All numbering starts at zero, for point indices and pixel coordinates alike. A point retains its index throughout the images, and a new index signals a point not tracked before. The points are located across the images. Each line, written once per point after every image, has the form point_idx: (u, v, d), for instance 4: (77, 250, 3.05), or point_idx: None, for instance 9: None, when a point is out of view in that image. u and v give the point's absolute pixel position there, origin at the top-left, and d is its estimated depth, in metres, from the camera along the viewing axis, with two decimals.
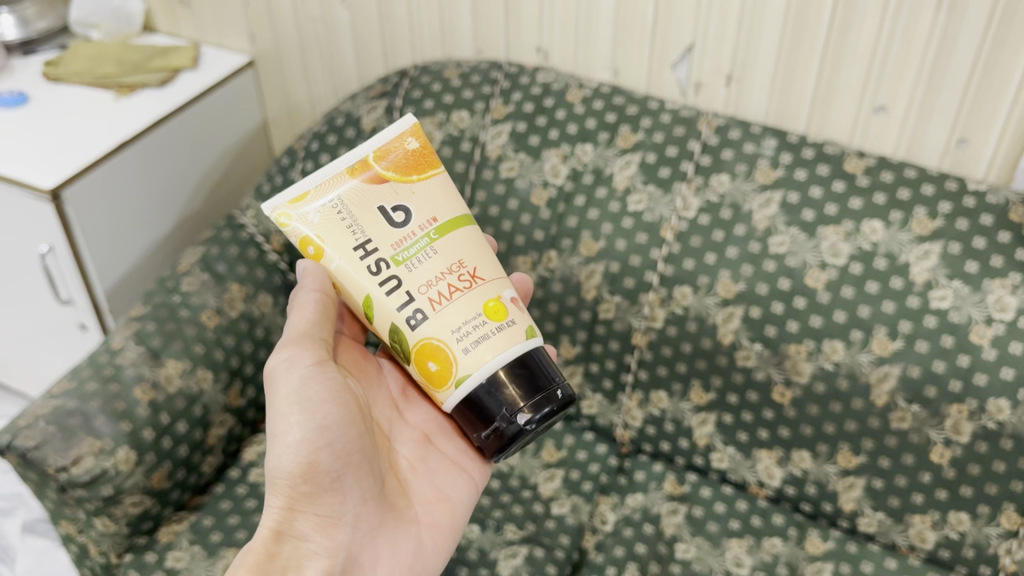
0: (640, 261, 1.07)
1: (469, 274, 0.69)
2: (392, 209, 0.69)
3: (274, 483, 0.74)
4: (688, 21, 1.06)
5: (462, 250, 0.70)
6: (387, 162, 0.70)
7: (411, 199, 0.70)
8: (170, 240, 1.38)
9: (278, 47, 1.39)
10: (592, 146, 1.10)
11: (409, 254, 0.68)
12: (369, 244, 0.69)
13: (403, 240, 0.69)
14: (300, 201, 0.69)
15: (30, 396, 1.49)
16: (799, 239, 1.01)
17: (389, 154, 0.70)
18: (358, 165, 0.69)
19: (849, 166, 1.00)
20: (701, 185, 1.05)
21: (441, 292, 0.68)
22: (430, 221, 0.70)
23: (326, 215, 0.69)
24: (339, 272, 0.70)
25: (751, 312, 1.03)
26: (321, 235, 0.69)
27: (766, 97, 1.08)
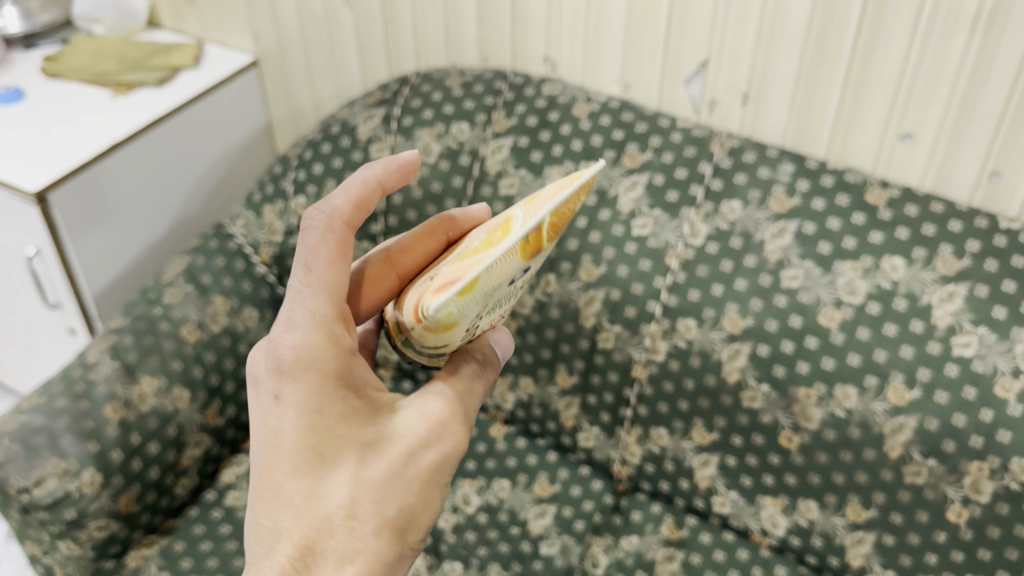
0: (642, 289, 1.00)
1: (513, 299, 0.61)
2: (522, 270, 0.58)
3: (393, 547, 0.55)
4: (703, 35, 0.99)
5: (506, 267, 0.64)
6: (549, 234, 0.57)
7: (533, 266, 0.60)
8: (167, 242, 1.34)
9: (281, 47, 1.34)
10: (597, 164, 1.04)
11: (505, 295, 0.59)
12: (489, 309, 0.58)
13: (512, 291, 0.61)
14: (466, 290, 0.51)
15: (22, 393, 1.44)
16: (814, 273, 0.94)
17: (551, 231, 0.57)
18: (523, 249, 0.55)
19: (871, 198, 0.94)
20: (711, 211, 0.99)
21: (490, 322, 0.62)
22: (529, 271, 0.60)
23: (479, 298, 0.53)
24: (448, 336, 0.56)
25: (758, 350, 0.95)
26: (455, 318, 0.52)
27: (784, 121, 1.00)
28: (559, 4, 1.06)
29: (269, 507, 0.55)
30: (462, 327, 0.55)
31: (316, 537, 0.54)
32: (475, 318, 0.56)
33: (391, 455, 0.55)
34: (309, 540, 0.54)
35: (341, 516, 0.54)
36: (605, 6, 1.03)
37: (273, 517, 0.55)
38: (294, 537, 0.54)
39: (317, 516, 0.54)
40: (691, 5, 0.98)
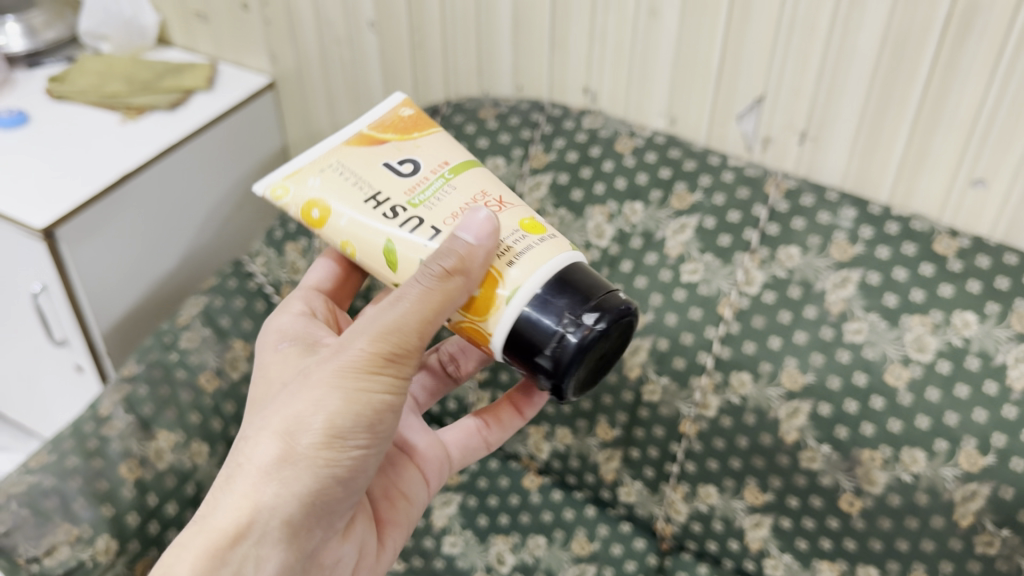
0: (692, 339, 0.95)
1: (496, 200, 0.60)
2: (410, 159, 0.61)
3: (285, 452, 0.57)
4: (759, 70, 0.93)
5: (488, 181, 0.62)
6: (391, 130, 0.63)
7: (449, 159, 0.62)
8: (177, 273, 1.27)
9: (300, 69, 1.27)
10: (642, 204, 0.98)
11: (434, 188, 0.59)
12: (380, 195, 0.59)
13: (453, 188, 0.60)
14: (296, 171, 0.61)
15: (46, 436, 1.38)
16: (879, 328, 0.88)
17: (393, 128, 0.64)
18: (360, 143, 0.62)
19: (940, 247, 0.88)
20: (767, 258, 0.93)
21: None
22: (445, 164, 0.61)
23: (327, 177, 0.60)
24: (351, 228, 0.59)
25: (819, 409, 0.90)
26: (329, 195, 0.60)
27: (844, 162, 0.95)
28: (602, 33, 1.00)
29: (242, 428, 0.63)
30: (355, 209, 0.59)
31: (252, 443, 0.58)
32: (366, 197, 0.59)
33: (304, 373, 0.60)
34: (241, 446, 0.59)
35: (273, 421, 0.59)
36: (653, 37, 0.97)
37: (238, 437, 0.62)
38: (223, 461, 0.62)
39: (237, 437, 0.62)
40: (747, 40, 0.92)
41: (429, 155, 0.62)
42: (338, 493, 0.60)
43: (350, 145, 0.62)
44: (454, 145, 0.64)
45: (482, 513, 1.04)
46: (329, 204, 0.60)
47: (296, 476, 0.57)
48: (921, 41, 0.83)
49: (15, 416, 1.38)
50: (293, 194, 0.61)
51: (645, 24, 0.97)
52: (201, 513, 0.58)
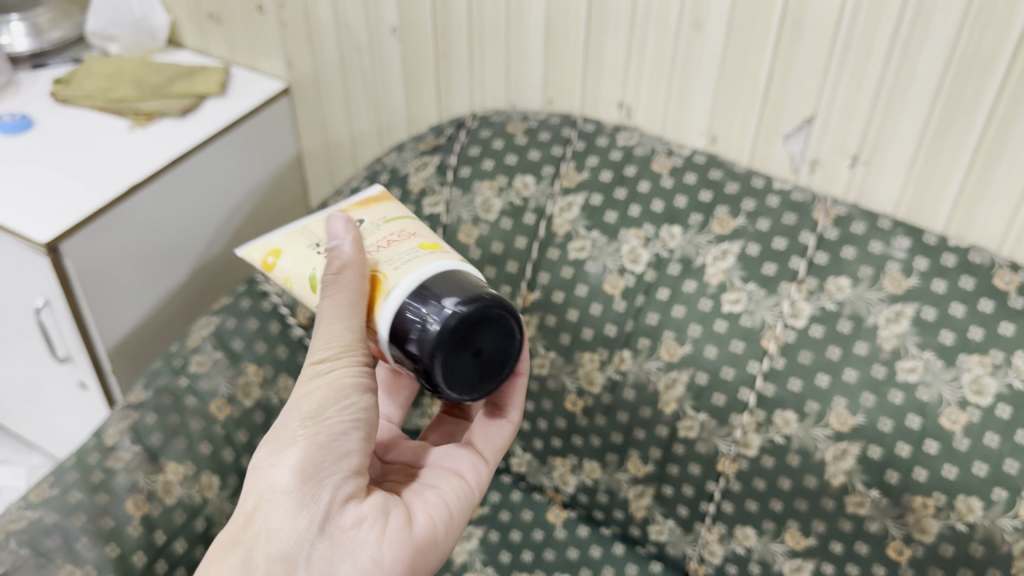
0: (733, 374, 0.89)
1: (405, 232, 0.64)
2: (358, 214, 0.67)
3: (275, 438, 0.59)
4: (810, 89, 0.88)
5: (420, 229, 0.65)
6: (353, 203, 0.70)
7: (385, 214, 0.67)
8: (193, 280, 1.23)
9: (317, 76, 1.22)
10: (681, 228, 0.93)
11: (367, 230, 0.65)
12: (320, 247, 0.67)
13: (380, 228, 0.64)
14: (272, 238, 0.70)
15: (56, 455, 1.34)
16: (934, 367, 0.83)
17: (356, 202, 0.70)
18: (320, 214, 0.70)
19: (1000, 283, 0.83)
20: (815, 288, 0.88)
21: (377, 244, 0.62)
22: (382, 217, 0.66)
23: (289, 235, 0.70)
24: (297, 275, 0.67)
25: (869, 452, 0.85)
26: (281, 248, 0.69)
27: (899, 188, 0.89)
28: (641, 46, 0.95)
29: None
30: (302, 260, 0.67)
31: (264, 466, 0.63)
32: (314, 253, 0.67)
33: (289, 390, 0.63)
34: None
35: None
36: (695, 51, 0.92)
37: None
38: None
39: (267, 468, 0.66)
40: (798, 58, 0.87)
41: (372, 214, 0.67)
42: (321, 456, 0.58)
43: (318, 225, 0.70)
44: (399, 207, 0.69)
45: (504, 549, 0.98)
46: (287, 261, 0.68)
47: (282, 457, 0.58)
48: (990, 63, 0.79)
49: (23, 433, 1.34)
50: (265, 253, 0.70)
51: (687, 37, 0.91)
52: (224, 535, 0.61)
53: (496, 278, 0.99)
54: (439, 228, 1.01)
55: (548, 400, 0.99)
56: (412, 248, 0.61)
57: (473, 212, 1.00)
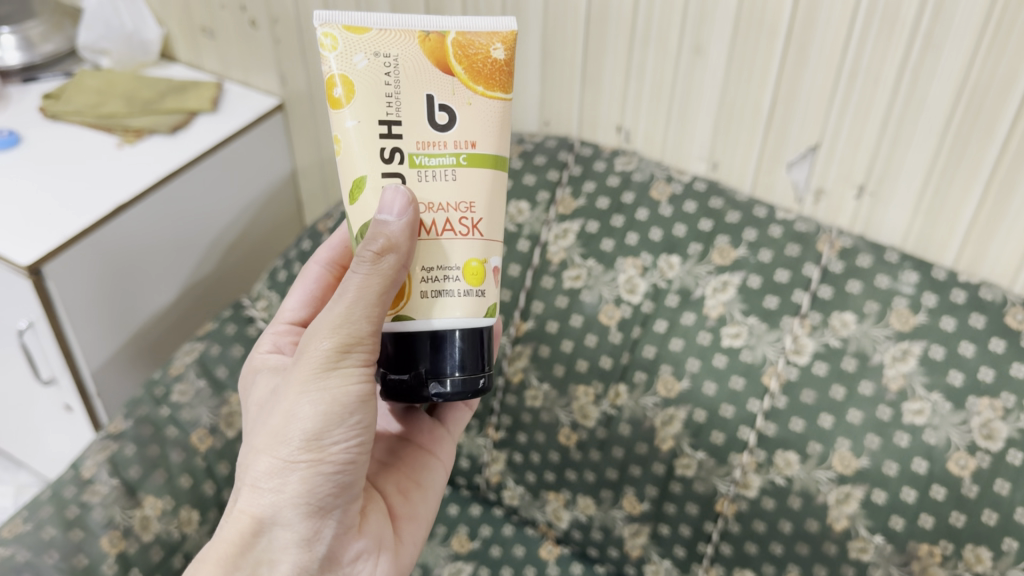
0: (733, 412, 0.86)
1: (470, 220, 0.55)
2: (448, 109, 0.53)
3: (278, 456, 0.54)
4: (814, 117, 0.85)
5: (489, 195, 0.56)
6: (465, 62, 0.53)
7: (475, 137, 0.54)
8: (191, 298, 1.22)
9: (311, 92, 1.19)
10: (680, 258, 0.90)
11: (439, 165, 0.54)
12: (396, 124, 0.53)
13: (452, 178, 0.54)
14: (359, 34, 0.52)
15: (46, 476, 1.31)
16: (942, 409, 0.79)
17: (471, 65, 0.53)
18: (428, 54, 0.53)
19: (1012, 321, 0.80)
20: (818, 324, 0.84)
21: (432, 223, 0.55)
22: (471, 150, 0.54)
23: (373, 68, 0.53)
24: (350, 137, 0.54)
25: (873, 496, 0.81)
26: (354, 83, 0.53)
27: (907, 220, 0.86)
28: (640, 71, 0.92)
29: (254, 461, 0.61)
30: (372, 106, 0.53)
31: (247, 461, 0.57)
32: (389, 114, 0.53)
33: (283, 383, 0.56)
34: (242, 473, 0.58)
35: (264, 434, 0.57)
36: (695, 77, 0.89)
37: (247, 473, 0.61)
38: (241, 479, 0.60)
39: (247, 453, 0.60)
40: (803, 85, 0.84)
41: (464, 121, 0.54)
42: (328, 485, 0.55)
43: (423, 50, 0.53)
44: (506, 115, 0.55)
45: None
46: (356, 91, 0.53)
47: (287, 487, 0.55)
48: (1004, 94, 0.75)
49: (12, 453, 1.32)
50: (346, 32, 0.53)
51: (687, 61, 0.88)
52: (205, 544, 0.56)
53: None
54: None
55: (542, 433, 0.96)
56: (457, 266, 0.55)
57: None
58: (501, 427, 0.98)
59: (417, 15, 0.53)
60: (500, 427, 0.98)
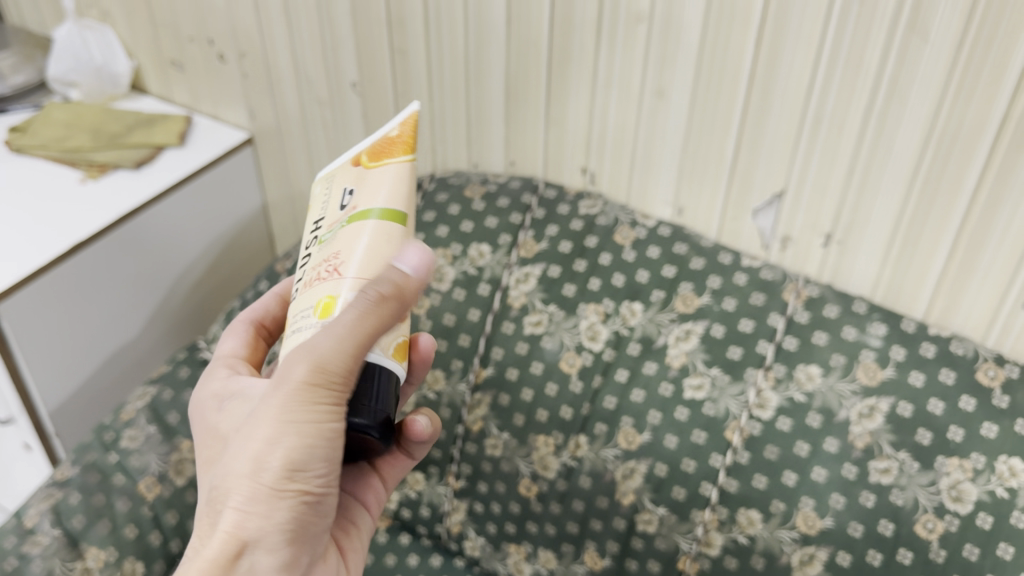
0: (695, 467, 0.83)
1: (332, 267, 0.50)
2: (349, 191, 0.53)
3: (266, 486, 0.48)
4: (779, 163, 0.83)
5: (360, 242, 0.50)
6: (370, 152, 0.54)
7: (359, 200, 0.52)
8: (163, 317, 1.20)
9: (279, 126, 1.17)
10: (643, 305, 0.87)
11: (330, 236, 0.53)
12: (320, 223, 0.55)
13: (332, 242, 0.52)
14: (326, 172, 0.57)
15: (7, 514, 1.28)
16: (910, 469, 0.76)
17: (375, 153, 0.53)
18: (352, 162, 0.55)
19: (983, 377, 0.77)
20: (782, 377, 0.81)
21: (309, 282, 0.52)
22: (352, 213, 0.52)
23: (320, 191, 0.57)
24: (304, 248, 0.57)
25: (838, 558, 0.78)
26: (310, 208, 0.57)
27: (876, 269, 0.83)
28: (603, 113, 0.90)
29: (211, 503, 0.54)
30: (313, 218, 0.56)
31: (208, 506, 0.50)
32: (318, 218, 0.55)
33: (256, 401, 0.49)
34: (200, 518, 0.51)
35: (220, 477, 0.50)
36: (657, 120, 0.87)
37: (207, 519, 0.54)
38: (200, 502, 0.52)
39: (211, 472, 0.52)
40: (766, 131, 0.82)
41: (357, 194, 0.52)
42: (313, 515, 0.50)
43: (348, 161, 0.55)
44: (399, 176, 0.52)
45: None
46: (310, 211, 0.57)
47: (261, 540, 0.49)
48: (972, 143, 0.72)
49: None
50: (317, 177, 0.58)
51: (650, 104, 0.86)
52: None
53: (447, 352, 0.93)
54: None
55: (502, 483, 0.92)
56: (310, 309, 0.50)
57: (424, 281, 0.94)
58: (461, 475, 0.94)
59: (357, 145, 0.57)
60: (460, 475, 0.94)
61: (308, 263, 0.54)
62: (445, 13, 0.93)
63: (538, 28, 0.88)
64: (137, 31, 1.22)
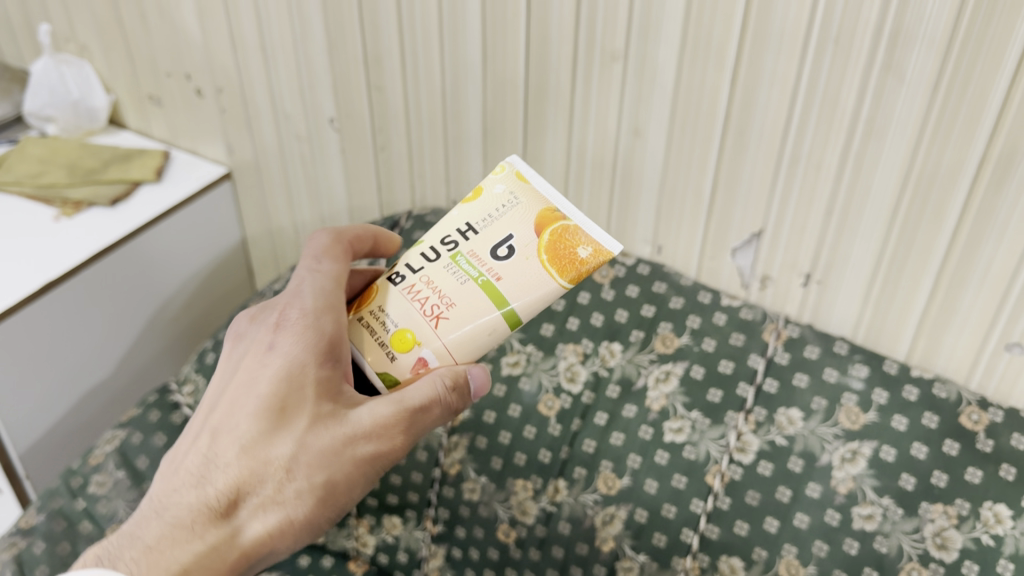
0: (676, 512, 0.80)
1: (441, 305, 0.54)
2: (511, 248, 0.55)
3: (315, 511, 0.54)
4: (757, 203, 0.82)
5: (469, 315, 0.54)
6: (553, 241, 0.54)
7: (504, 275, 0.54)
8: (137, 355, 1.18)
9: (258, 162, 1.16)
10: (621, 345, 0.86)
11: (465, 270, 0.55)
12: (472, 232, 0.56)
13: (462, 282, 0.55)
14: (524, 176, 0.57)
15: None
16: (894, 516, 0.74)
17: (555, 243, 0.54)
18: (537, 220, 0.55)
19: (967, 422, 0.75)
20: (763, 420, 0.80)
21: (418, 287, 0.55)
22: (492, 281, 0.54)
23: (499, 196, 0.56)
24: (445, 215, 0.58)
25: None
26: (481, 193, 0.57)
27: (857, 311, 0.82)
28: (580, 151, 0.89)
29: (208, 439, 0.54)
30: (472, 213, 0.57)
31: (245, 482, 0.53)
32: (477, 226, 0.56)
33: (336, 430, 0.54)
34: (226, 480, 0.53)
35: (275, 468, 0.54)
36: (635, 159, 0.86)
37: (197, 453, 0.54)
38: (229, 475, 0.53)
39: (255, 459, 0.53)
40: (743, 171, 0.81)
41: (509, 265, 0.54)
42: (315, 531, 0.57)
43: (538, 208, 0.55)
44: (538, 286, 0.54)
45: None
46: (477, 200, 0.57)
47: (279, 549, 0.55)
48: (949, 186, 0.71)
49: None
50: (512, 170, 0.57)
51: (627, 143, 0.86)
52: (168, 534, 0.52)
53: None
54: None
55: (479, 528, 0.87)
56: (398, 323, 0.55)
57: None
58: (439, 519, 0.89)
59: (566, 196, 0.56)
60: (438, 519, 0.89)
61: (433, 259, 0.56)
62: (422, 51, 0.92)
63: (514, 66, 0.88)
64: (115, 66, 1.21)
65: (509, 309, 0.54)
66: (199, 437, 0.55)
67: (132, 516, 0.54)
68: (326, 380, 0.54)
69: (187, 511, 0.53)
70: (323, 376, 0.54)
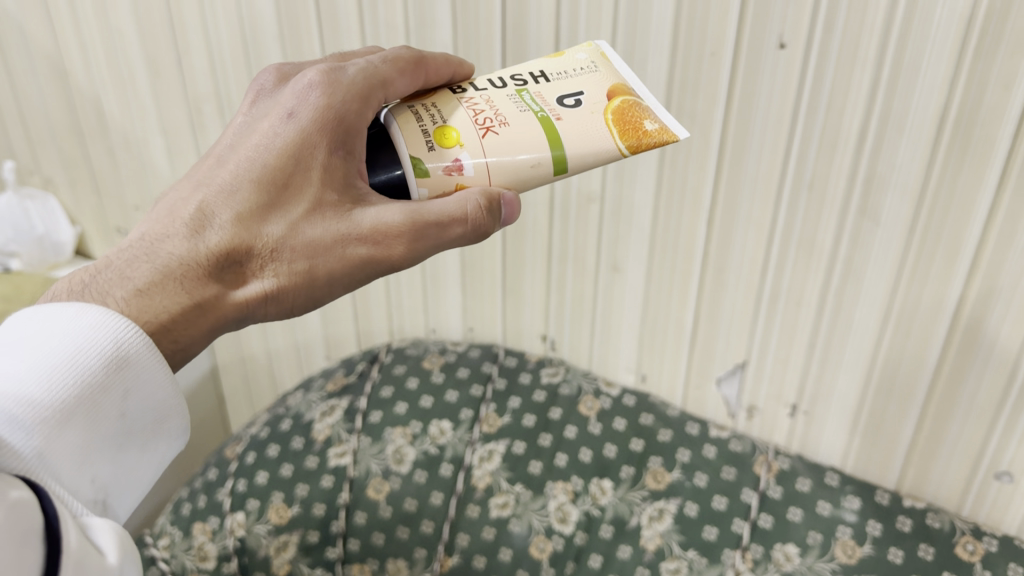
0: None
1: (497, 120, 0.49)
2: (579, 100, 0.51)
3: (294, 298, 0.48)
4: (740, 335, 0.82)
5: (518, 142, 0.48)
6: (621, 110, 0.51)
7: (565, 119, 0.50)
8: None
9: None
10: (612, 482, 0.85)
11: (528, 103, 0.50)
12: (546, 76, 0.52)
13: (522, 110, 0.49)
14: (605, 55, 0.54)
15: None
16: None
17: (622, 112, 0.50)
18: (610, 89, 0.52)
19: (963, 553, 0.74)
20: (760, 558, 0.78)
21: (478, 102, 0.50)
22: (552, 119, 0.49)
23: (578, 61, 0.53)
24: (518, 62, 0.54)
25: None
26: (559, 56, 0.54)
27: (845, 441, 0.82)
28: (560, 285, 0.90)
29: (210, 188, 0.47)
30: (548, 65, 0.53)
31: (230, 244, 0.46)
32: (553, 74, 0.52)
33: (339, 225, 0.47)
34: (217, 240, 0.46)
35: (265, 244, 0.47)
36: (615, 292, 0.87)
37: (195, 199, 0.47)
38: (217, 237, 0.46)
39: (246, 229, 0.46)
40: (724, 304, 0.82)
41: (574, 114, 0.50)
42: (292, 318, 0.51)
43: (613, 81, 0.52)
44: (597, 145, 0.49)
45: None
46: (558, 58, 0.54)
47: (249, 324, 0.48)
48: (930, 324, 0.72)
49: None
50: (598, 48, 0.55)
51: (606, 279, 0.87)
52: (156, 278, 0.44)
53: (409, 539, 0.86)
54: (345, 484, 0.90)
55: None
56: (447, 122, 0.48)
57: (384, 463, 0.90)
58: None
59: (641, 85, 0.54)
60: None
61: (499, 86, 0.51)
62: None
63: None
64: (82, 200, 1.20)
65: (556, 149, 0.49)
66: (196, 190, 0.48)
67: (119, 245, 0.46)
68: (335, 169, 0.47)
69: (174, 262, 0.45)
70: (330, 165, 0.47)
